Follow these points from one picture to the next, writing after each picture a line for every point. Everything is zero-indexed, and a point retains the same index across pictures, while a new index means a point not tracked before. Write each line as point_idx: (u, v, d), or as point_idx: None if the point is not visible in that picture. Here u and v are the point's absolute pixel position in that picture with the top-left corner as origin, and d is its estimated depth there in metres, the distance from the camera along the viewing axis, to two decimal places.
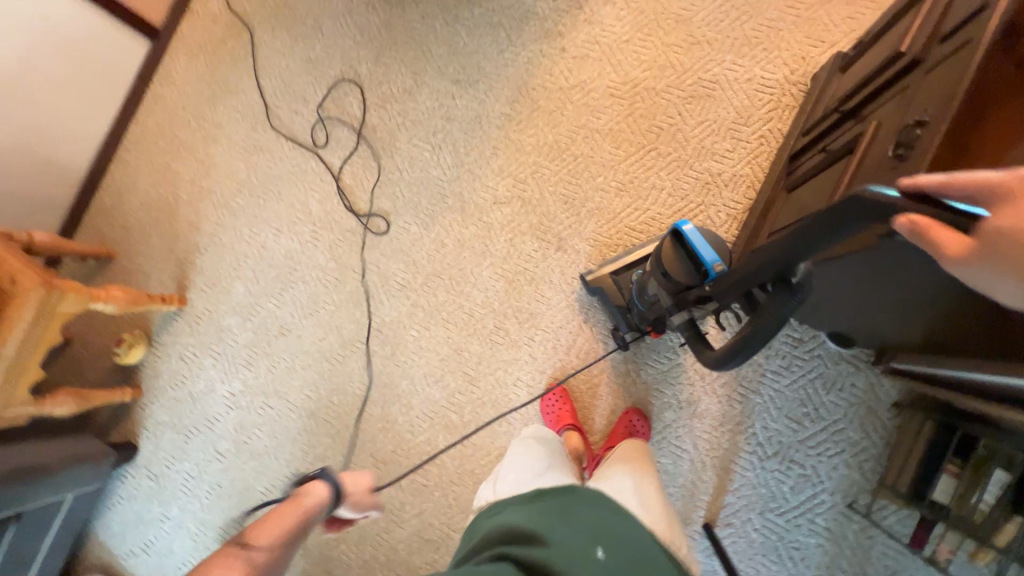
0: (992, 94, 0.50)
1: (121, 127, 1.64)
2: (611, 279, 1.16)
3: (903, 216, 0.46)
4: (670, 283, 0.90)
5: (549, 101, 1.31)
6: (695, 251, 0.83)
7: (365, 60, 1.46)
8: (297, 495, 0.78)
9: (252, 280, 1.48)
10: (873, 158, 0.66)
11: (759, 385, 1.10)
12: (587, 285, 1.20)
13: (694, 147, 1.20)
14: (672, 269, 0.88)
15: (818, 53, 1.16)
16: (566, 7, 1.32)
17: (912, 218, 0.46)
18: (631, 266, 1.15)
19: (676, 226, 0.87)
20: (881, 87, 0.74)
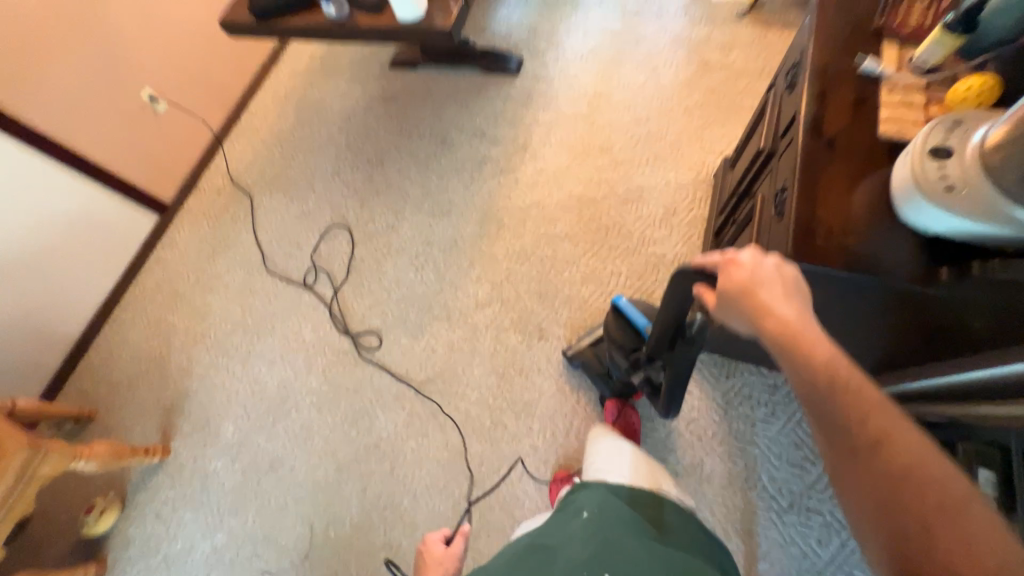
0: (821, 162, 0.70)
1: (121, 289, 1.77)
2: (591, 351, 1.26)
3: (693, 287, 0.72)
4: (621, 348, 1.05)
5: (511, 218, 1.56)
6: (633, 322, 1.05)
7: (352, 207, 1.73)
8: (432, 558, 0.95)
9: (243, 416, 1.47)
10: (767, 218, 0.85)
11: (752, 436, 1.15)
12: (571, 359, 1.30)
13: (637, 237, 1.44)
14: (619, 338, 1.06)
15: (712, 159, 1.50)
16: (514, 151, 1.68)
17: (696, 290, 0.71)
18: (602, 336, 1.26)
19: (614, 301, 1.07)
20: (758, 172, 0.99)
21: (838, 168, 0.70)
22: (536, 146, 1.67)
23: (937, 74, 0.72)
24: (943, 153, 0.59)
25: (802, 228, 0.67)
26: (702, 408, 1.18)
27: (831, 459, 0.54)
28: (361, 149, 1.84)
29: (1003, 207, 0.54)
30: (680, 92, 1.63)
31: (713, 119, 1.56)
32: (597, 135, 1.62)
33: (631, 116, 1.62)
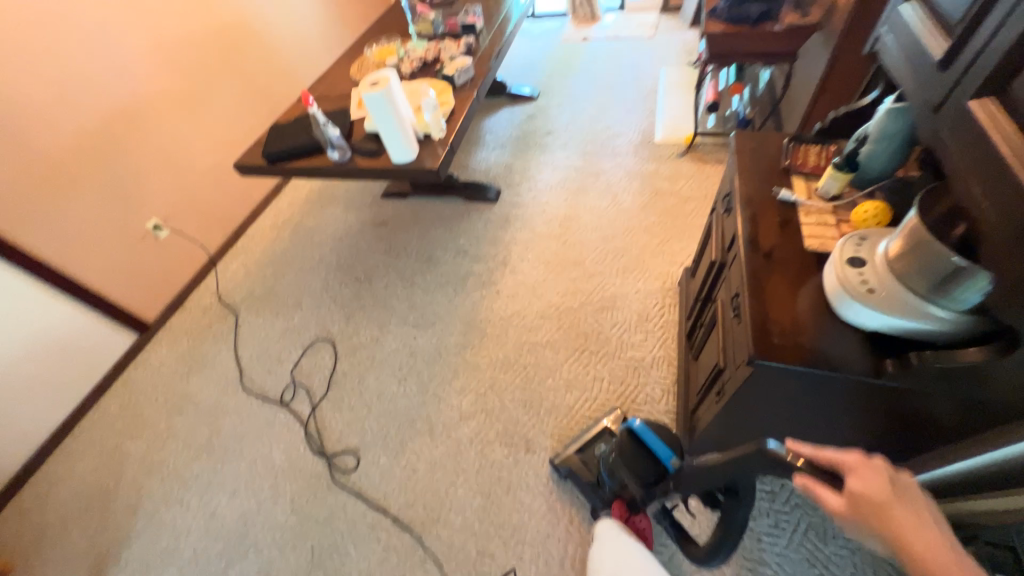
0: (763, 272, 0.81)
1: (80, 415, 1.66)
2: (577, 459, 1.22)
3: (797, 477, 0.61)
4: (644, 483, 0.92)
5: (494, 328, 1.62)
6: (654, 450, 0.91)
7: (338, 321, 1.77)
8: None
9: (190, 563, 1.28)
10: (728, 321, 0.94)
11: (761, 554, 1.06)
12: (558, 468, 1.25)
13: (616, 342, 1.50)
14: (641, 472, 0.91)
15: (674, 269, 1.66)
16: (495, 266, 1.82)
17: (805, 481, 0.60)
18: (591, 442, 1.24)
19: (631, 427, 0.92)
20: (714, 280, 1.11)
21: (779, 276, 0.80)
22: (515, 261, 1.82)
23: (841, 200, 0.87)
24: (857, 262, 0.70)
25: (758, 329, 0.74)
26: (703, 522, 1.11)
27: None
28: (351, 267, 1.96)
29: (916, 302, 0.63)
30: (639, 214, 1.86)
31: (670, 236, 1.77)
32: (570, 250, 1.79)
33: (599, 234, 1.82)
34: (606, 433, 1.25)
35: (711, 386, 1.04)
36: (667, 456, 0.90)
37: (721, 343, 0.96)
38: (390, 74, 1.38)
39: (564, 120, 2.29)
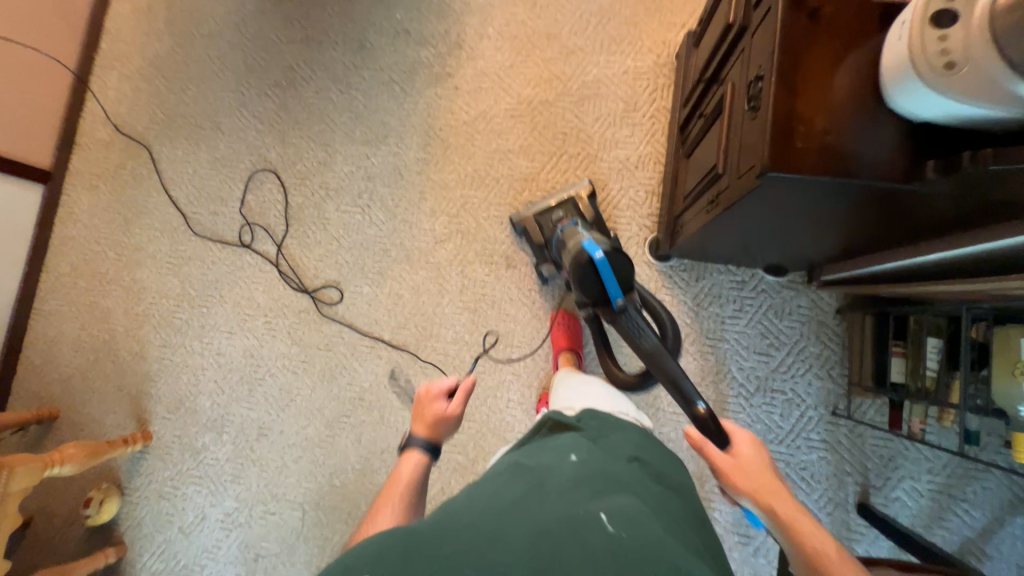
0: (802, 41, 0.59)
1: (34, 278, 1.57)
2: (534, 220, 1.24)
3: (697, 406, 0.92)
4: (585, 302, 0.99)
5: (457, 137, 1.38)
6: (605, 282, 0.94)
7: (273, 145, 1.49)
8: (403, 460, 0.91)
9: (216, 391, 1.43)
10: (737, 114, 0.76)
11: (722, 333, 1.19)
12: (517, 228, 1.28)
13: (599, 141, 1.30)
14: (586, 293, 0.96)
15: (674, 34, 1.31)
16: (447, 51, 1.42)
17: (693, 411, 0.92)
18: (552, 208, 1.23)
19: (592, 252, 0.93)
20: (726, 54, 0.87)
21: (821, 45, 0.59)
22: (472, 41, 1.41)
23: None
24: (945, 18, 0.48)
25: (778, 129, 0.59)
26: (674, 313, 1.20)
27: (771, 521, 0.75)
28: (265, 70, 1.53)
29: (1004, 82, 0.45)
30: None
31: None
32: (542, 18, 1.38)
33: None
34: (570, 202, 1.23)
35: (702, 191, 0.94)
36: (616, 294, 0.95)
37: (724, 143, 0.80)
38: None
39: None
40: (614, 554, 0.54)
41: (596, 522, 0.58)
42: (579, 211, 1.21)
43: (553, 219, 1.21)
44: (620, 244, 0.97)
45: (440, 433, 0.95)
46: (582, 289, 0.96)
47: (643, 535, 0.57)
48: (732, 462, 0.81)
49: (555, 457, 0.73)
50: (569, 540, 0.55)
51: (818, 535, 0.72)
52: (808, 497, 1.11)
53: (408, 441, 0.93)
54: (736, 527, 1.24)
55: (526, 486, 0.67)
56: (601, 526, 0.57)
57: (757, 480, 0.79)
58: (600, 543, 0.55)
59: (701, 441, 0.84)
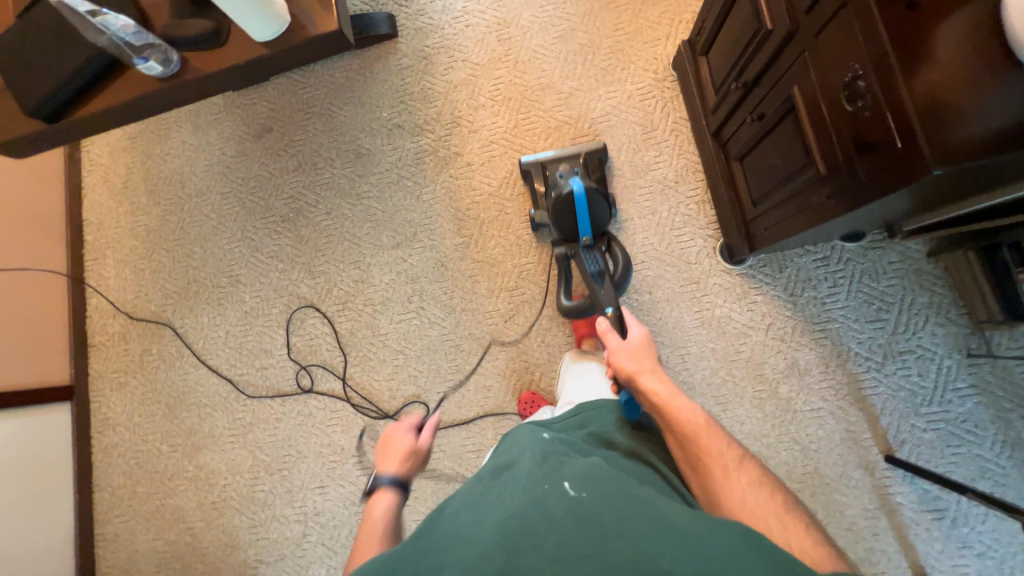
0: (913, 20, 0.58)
1: (89, 502, 1.43)
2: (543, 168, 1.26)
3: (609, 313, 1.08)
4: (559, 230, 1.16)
5: (487, 211, 1.35)
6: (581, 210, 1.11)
7: (302, 280, 1.42)
8: (370, 505, 0.85)
9: (328, 554, 1.30)
10: (823, 116, 0.74)
11: (827, 314, 1.15)
12: (529, 170, 1.27)
13: (631, 168, 1.28)
14: (560, 220, 1.14)
15: (663, 49, 1.32)
16: (446, 132, 1.40)
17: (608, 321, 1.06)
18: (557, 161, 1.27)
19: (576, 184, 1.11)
20: (767, 61, 0.86)
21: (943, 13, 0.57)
22: (468, 115, 1.40)
23: None
24: None
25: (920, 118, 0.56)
26: (772, 310, 1.17)
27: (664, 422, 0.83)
28: (267, 209, 1.47)
29: None
30: None
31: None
32: (528, 73, 1.38)
33: (553, 36, 1.38)
34: (577, 157, 1.26)
35: (782, 190, 0.91)
36: (585, 232, 1.13)
37: (814, 146, 0.78)
38: None
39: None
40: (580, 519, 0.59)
41: (561, 495, 0.63)
42: (582, 165, 1.24)
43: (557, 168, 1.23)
44: (601, 188, 1.14)
45: (409, 465, 0.93)
46: (556, 215, 1.14)
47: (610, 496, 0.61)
48: (621, 351, 0.97)
49: (522, 450, 0.77)
50: (541, 519, 0.60)
51: (694, 414, 0.81)
52: (982, 447, 1.06)
53: (375, 481, 0.88)
54: (927, 503, 1.07)
55: (500, 485, 0.70)
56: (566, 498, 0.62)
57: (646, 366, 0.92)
58: (560, 514, 0.60)
59: (607, 330, 1.02)
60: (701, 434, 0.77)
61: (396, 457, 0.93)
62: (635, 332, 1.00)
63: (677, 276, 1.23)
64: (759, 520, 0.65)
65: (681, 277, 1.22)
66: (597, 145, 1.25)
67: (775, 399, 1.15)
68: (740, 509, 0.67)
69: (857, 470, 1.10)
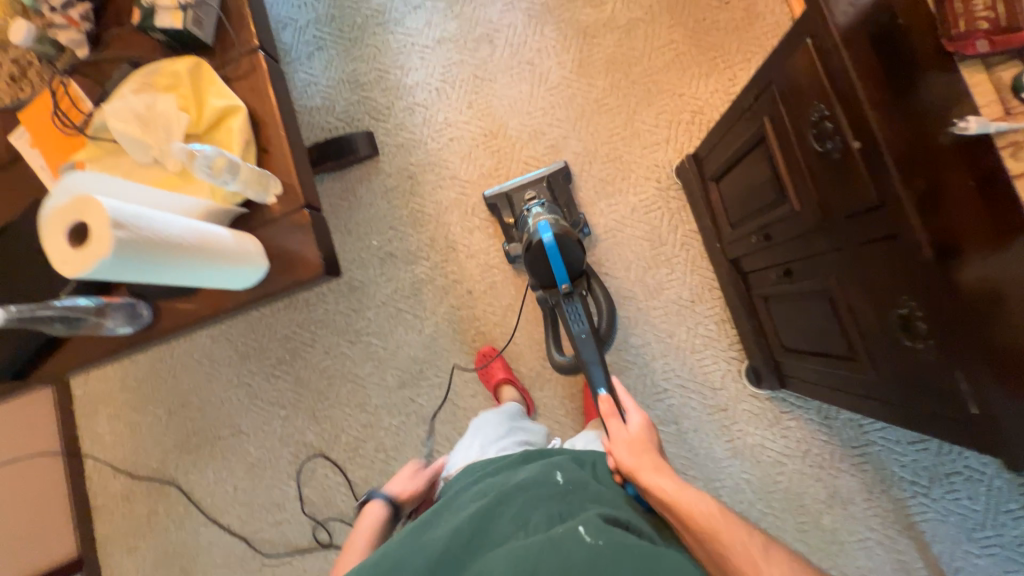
0: (996, 299, 0.49)
1: None
2: (505, 195, 1.23)
3: (605, 401, 0.91)
4: (536, 282, 1.02)
5: (494, 340, 1.28)
6: (555, 259, 0.97)
7: (307, 426, 1.35)
8: (362, 516, 0.88)
9: None
10: (869, 324, 0.67)
11: (866, 437, 1.09)
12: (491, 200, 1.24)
13: (644, 289, 1.21)
14: (534, 269, 0.99)
15: (663, 154, 1.24)
16: (443, 257, 1.33)
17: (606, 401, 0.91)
18: (523, 187, 1.23)
19: (542, 228, 0.96)
20: (793, 234, 0.79)
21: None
22: (463, 238, 1.32)
23: None
24: None
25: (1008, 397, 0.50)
26: (807, 435, 1.12)
27: (660, 493, 0.69)
28: (261, 352, 1.39)
29: None
30: (580, 85, 1.30)
31: (636, 101, 1.27)
32: None
33: (546, 145, 1.30)
34: (542, 183, 1.22)
35: (822, 358, 0.84)
36: (563, 280, 0.99)
37: (858, 344, 0.71)
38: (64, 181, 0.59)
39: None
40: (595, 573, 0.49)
41: (572, 536, 0.53)
42: (550, 193, 1.21)
43: (525, 194, 1.20)
44: (574, 230, 0.98)
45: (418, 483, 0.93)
46: (529, 263, 0.99)
47: (629, 547, 0.52)
48: (620, 438, 0.82)
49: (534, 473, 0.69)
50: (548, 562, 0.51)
51: (705, 504, 0.66)
52: None
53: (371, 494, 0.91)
54: None
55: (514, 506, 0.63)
56: (579, 543, 0.52)
57: (643, 458, 0.75)
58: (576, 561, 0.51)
59: (607, 412, 0.89)
60: (717, 526, 0.63)
61: (401, 477, 0.94)
62: (638, 412, 0.88)
63: (702, 402, 1.16)
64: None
65: (707, 404, 1.16)
66: (564, 166, 1.22)
67: (820, 532, 1.09)
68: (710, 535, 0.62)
69: None
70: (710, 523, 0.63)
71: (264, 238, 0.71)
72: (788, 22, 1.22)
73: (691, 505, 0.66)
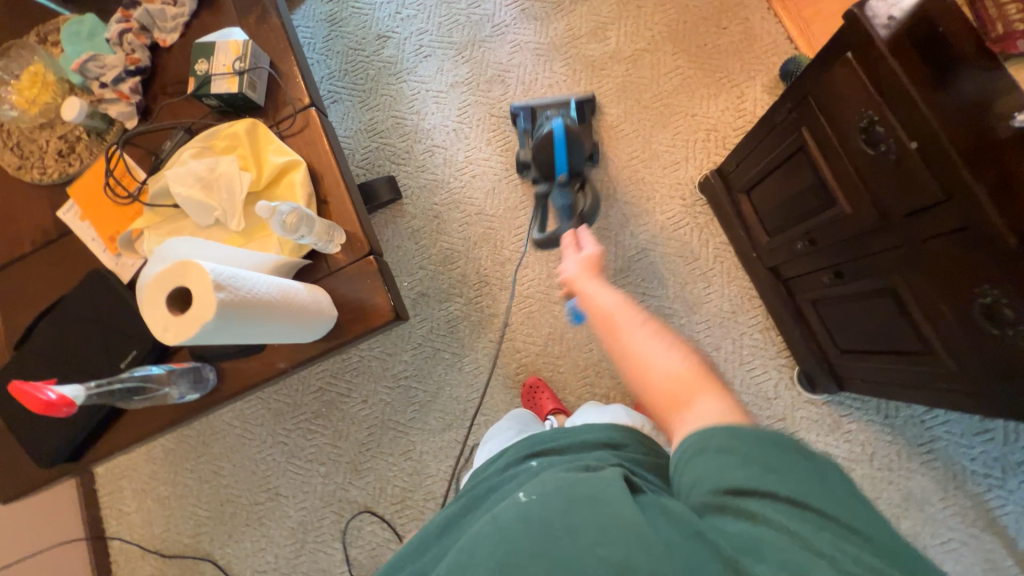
0: None
1: None
2: (528, 111, 1.33)
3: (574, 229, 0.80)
4: (537, 161, 1.18)
5: (538, 371, 1.27)
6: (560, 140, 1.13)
7: (350, 481, 1.29)
8: None
9: None
10: (948, 317, 0.68)
11: (930, 433, 1.08)
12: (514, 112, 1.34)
13: (683, 304, 1.21)
14: (540, 146, 1.16)
15: (684, 172, 1.28)
16: (476, 292, 1.33)
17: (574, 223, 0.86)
18: (548, 106, 1.33)
19: (557, 122, 1.15)
20: (845, 238, 0.80)
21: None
22: (495, 272, 1.33)
23: None
24: None
25: None
26: (870, 438, 1.10)
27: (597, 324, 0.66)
28: (296, 407, 1.35)
29: None
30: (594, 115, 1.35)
31: (650, 124, 1.31)
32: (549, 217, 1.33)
33: None
34: (565, 105, 1.32)
35: (889, 356, 0.84)
36: (562, 167, 1.13)
37: (936, 338, 0.71)
38: (161, 252, 0.60)
39: (400, 24, 1.51)
40: (532, 533, 0.43)
41: (508, 505, 0.47)
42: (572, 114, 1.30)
43: (546, 112, 1.30)
44: (582, 135, 1.18)
45: None
46: (538, 146, 1.16)
47: (562, 485, 0.46)
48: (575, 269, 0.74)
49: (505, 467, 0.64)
50: (487, 536, 0.45)
51: (606, 302, 0.66)
52: None
53: None
54: None
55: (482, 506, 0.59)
56: (514, 506, 0.47)
57: (579, 281, 0.71)
58: (512, 522, 0.45)
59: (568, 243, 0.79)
60: (615, 324, 0.63)
61: None
62: (593, 241, 0.77)
63: (759, 415, 1.14)
64: (646, 370, 0.57)
65: (763, 415, 1.14)
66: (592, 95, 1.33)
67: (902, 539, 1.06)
68: (635, 368, 0.58)
69: None
70: (610, 317, 0.64)
71: (330, 289, 0.70)
72: (785, 40, 1.30)
73: (601, 313, 0.65)
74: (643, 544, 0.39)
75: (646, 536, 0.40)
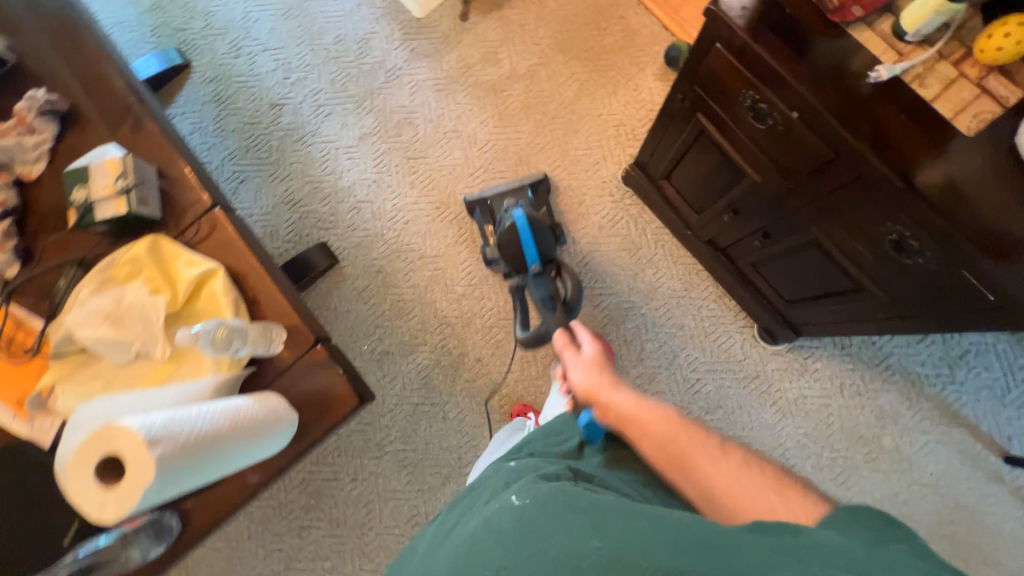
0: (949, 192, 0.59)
1: None
2: (481, 202, 1.28)
3: (563, 332, 0.84)
4: (511, 260, 1.13)
5: (522, 397, 1.27)
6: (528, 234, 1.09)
7: (362, 568, 1.21)
8: None
9: None
10: (865, 254, 0.74)
11: (882, 351, 1.17)
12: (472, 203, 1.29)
13: (640, 294, 1.24)
14: (507, 244, 1.11)
15: (606, 170, 1.32)
16: (441, 336, 1.30)
17: (563, 333, 0.84)
18: (501, 195, 1.28)
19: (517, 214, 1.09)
20: (763, 202, 0.86)
21: (971, 177, 0.59)
22: (454, 311, 1.31)
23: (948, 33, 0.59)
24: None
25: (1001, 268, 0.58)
26: (834, 370, 1.18)
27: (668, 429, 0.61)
28: (282, 508, 1.25)
29: None
30: (509, 135, 1.37)
31: (562, 133, 1.35)
32: None
33: None
34: (519, 190, 1.28)
35: (829, 300, 0.90)
36: (534, 259, 1.09)
37: (860, 275, 0.78)
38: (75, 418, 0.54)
39: (292, 89, 1.47)
40: (525, 527, 0.46)
41: (502, 507, 0.50)
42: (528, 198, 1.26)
43: (503, 202, 1.24)
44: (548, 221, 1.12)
45: None
46: (505, 244, 1.11)
47: (556, 493, 0.48)
48: (583, 368, 0.75)
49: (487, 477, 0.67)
50: (481, 541, 0.47)
51: (655, 413, 0.62)
52: None
53: None
54: None
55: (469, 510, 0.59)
56: (508, 507, 0.49)
57: (602, 380, 0.71)
58: (506, 522, 0.47)
59: (563, 346, 0.82)
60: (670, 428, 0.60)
61: None
62: (591, 339, 0.81)
63: (735, 378, 1.19)
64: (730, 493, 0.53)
65: (739, 377, 1.19)
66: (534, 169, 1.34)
67: (886, 453, 1.14)
68: (720, 489, 0.54)
69: (987, 481, 1.12)
70: (674, 438, 0.58)
71: (285, 389, 0.66)
72: (661, 30, 1.39)
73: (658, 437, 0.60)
74: (640, 539, 0.41)
75: (651, 540, 0.41)
